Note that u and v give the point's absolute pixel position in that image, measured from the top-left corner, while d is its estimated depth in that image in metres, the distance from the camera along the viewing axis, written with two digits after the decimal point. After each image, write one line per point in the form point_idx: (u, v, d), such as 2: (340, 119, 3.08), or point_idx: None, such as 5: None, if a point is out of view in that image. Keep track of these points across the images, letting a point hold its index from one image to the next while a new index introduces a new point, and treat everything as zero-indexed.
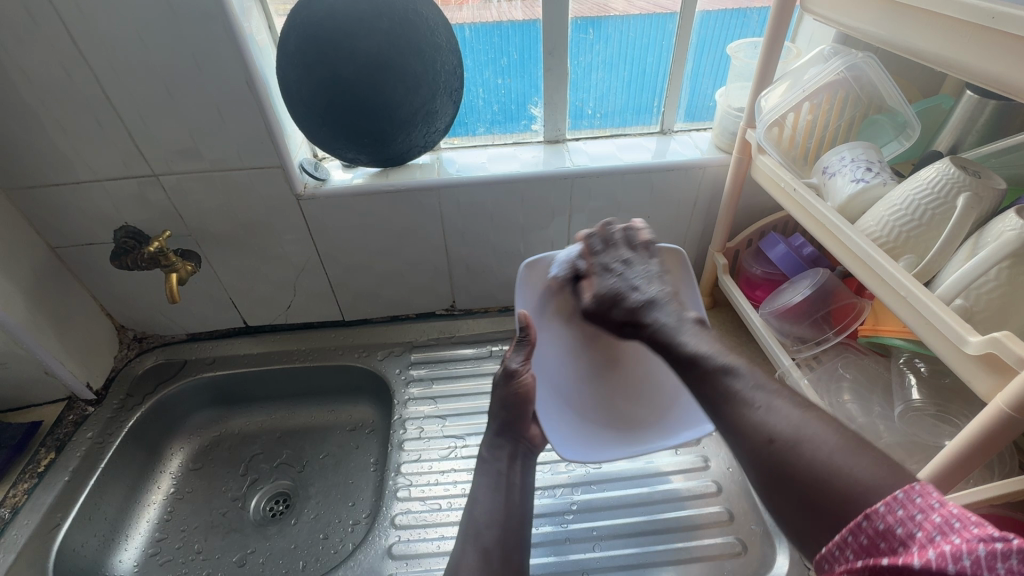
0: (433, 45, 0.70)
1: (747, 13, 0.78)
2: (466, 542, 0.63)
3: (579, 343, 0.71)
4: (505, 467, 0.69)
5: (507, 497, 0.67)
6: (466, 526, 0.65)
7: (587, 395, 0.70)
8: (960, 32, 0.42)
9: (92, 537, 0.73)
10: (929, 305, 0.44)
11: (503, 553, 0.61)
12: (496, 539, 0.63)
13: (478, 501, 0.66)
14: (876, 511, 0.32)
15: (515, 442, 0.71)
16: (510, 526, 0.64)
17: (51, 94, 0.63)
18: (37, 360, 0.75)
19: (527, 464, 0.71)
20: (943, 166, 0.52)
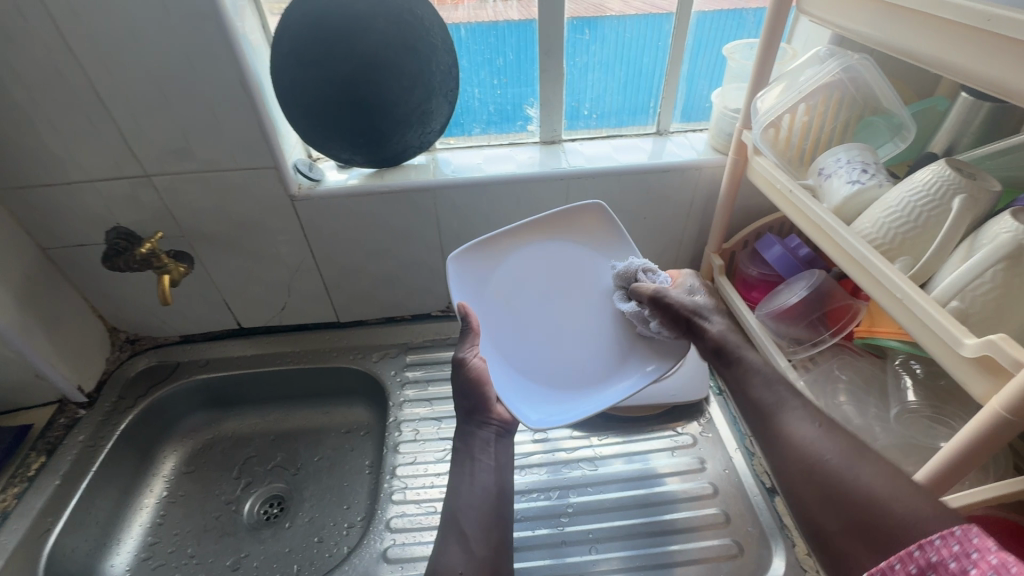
0: (428, 44, 0.69)
1: (743, 14, 0.78)
2: (447, 531, 0.61)
3: (530, 312, 0.72)
4: (478, 452, 0.67)
5: (484, 480, 0.66)
6: (445, 514, 0.63)
7: (553, 361, 0.70)
8: (955, 34, 0.42)
9: (84, 541, 0.72)
10: (923, 306, 0.44)
11: (485, 539, 0.61)
12: (475, 523, 0.62)
13: (456, 489, 0.65)
14: (931, 543, 0.35)
15: (484, 426, 0.69)
16: (487, 509, 0.63)
17: (42, 93, 0.62)
18: (28, 363, 0.74)
19: (502, 445, 0.69)
20: (939, 167, 0.52)
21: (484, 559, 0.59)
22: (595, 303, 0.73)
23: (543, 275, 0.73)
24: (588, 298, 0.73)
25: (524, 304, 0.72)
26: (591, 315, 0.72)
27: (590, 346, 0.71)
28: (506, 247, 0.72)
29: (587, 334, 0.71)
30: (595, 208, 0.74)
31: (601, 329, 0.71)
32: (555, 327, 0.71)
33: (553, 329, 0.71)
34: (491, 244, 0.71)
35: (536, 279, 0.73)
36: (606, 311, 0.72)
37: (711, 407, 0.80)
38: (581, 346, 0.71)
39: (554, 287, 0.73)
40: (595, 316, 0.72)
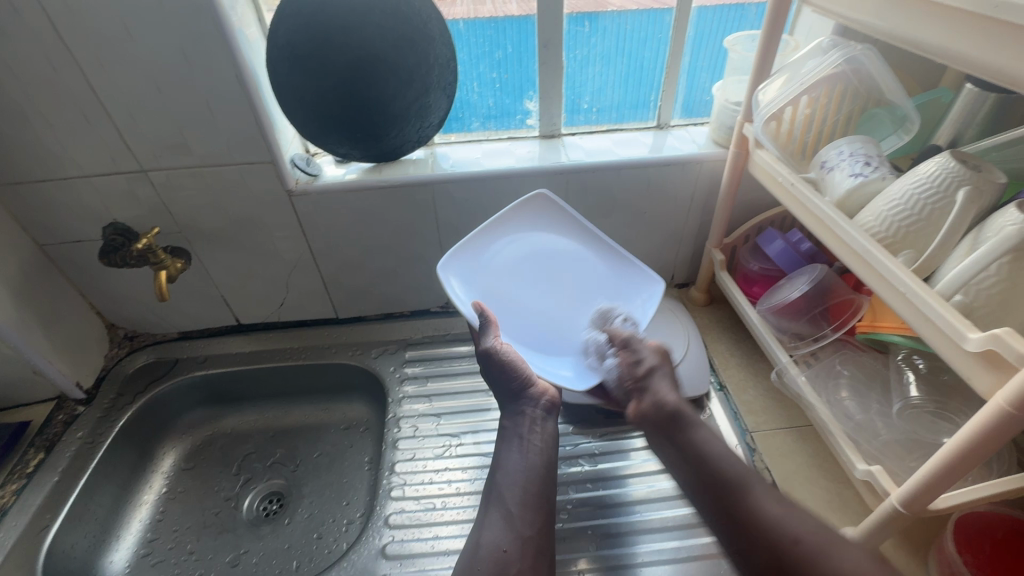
0: (426, 38, 0.69)
1: (745, 6, 0.77)
2: (490, 509, 0.62)
3: (524, 296, 0.72)
4: (524, 431, 0.67)
5: (528, 459, 0.65)
6: (490, 491, 0.64)
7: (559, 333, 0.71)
8: (961, 21, 0.41)
9: (83, 538, 0.72)
10: (927, 299, 0.43)
11: (529, 517, 0.61)
12: (520, 504, 0.62)
13: (502, 468, 0.65)
14: None
15: (531, 406, 0.68)
16: (532, 488, 0.63)
17: (35, 88, 0.62)
18: (25, 360, 0.74)
19: (547, 424, 0.69)
20: (943, 160, 0.51)
21: (530, 537, 0.59)
22: (575, 273, 0.75)
23: (522, 259, 0.74)
24: (567, 268, 0.75)
25: (514, 291, 0.72)
26: (575, 283, 0.74)
27: (587, 308, 0.73)
28: (479, 247, 0.72)
29: (580, 298, 0.74)
30: (549, 199, 0.76)
31: (589, 292, 0.74)
32: (548, 301, 0.73)
33: (545, 308, 0.72)
34: (468, 248, 0.71)
35: (515, 266, 0.73)
36: (590, 275, 0.75)
37: (711, 403, 0.77)
38: (577, 312, 0.73)
39: (535, 269, 0.74)
40: (580, 283, 0.75)
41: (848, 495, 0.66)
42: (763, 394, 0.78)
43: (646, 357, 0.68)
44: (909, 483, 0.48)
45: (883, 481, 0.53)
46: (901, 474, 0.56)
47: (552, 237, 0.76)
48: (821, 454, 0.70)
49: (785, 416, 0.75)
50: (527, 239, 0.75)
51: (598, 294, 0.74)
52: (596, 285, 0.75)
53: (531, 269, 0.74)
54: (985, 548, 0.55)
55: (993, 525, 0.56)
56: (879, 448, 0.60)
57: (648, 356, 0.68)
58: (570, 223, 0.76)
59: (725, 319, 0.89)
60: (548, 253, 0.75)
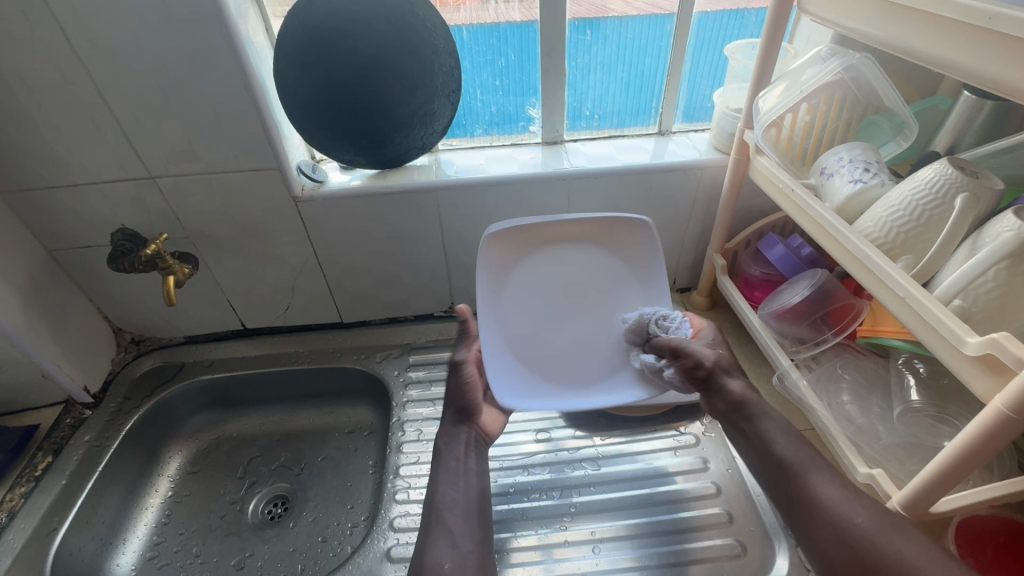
0: (430, 46, 0.70)
1: (745, 14, 0.78)
2: (430, 529, 0.62)
3: (561, 333, 0.74)
4: (460, 456, 0.68)
5: (465, 483, 0.66)
6: (428, 513, 0.63)
7: (602, 333, 0.75)
8: (955, 30, 0.42)
9: (91, 540, 0.72)
10: (925, 304, 0.44)
11: (470, 533, 0.62)
12: (462, 521, 0.62)
13: (438, 490, 0.65)
14: None
15: (468, 432, 0.71)
16: (471, 507, 0.64)
17: (48, 97, 0.63)
18: (35, 364, 0.75)
19: (481, 450, 0.71)
20: (941, 166, 0.52)
21: (471, 553, 0.60)
22: (568, 273, 0.76)
23: (531, 302, 0.75)
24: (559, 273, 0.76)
25: (543, 339, 0.74)
26: (573, 278, 0.76)
27: (613, 290, 0.77)
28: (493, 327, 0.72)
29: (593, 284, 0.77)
30: (501, 228, 0.73)
31: (594, 275, 0.77)
32: (573, 313, 0.76)
33: (574, 330, 0.75)
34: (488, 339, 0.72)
35: (527, 315, 0.74)
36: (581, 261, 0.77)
37: None
38: (606, 304, 0.76)
39: (548, 305, 0.75)
40: (581, 276, 0.77)
41: None
42: (765, 398, 0.78)
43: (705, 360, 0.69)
44: (909, 486, 0.48)
45: (884, 484, 0.53)
46: (902, 477, 0.57)
47: (532, 257, 0.76)
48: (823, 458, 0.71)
49: (787, 421, 0.75)
50: (521, 280, 0.75)
51: (608, 269, 0.77)
52: (592, 267, 0.77)
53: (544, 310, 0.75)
54: (988, 551, 0.55)
55: (995, 529, 0.57)
56: (881, 451, 0.60)
57: (705, 357, 0.70)
58: (535, 231, 0.75)
59: (727, 324, 0.89)
60: (541, 273, 0.76)
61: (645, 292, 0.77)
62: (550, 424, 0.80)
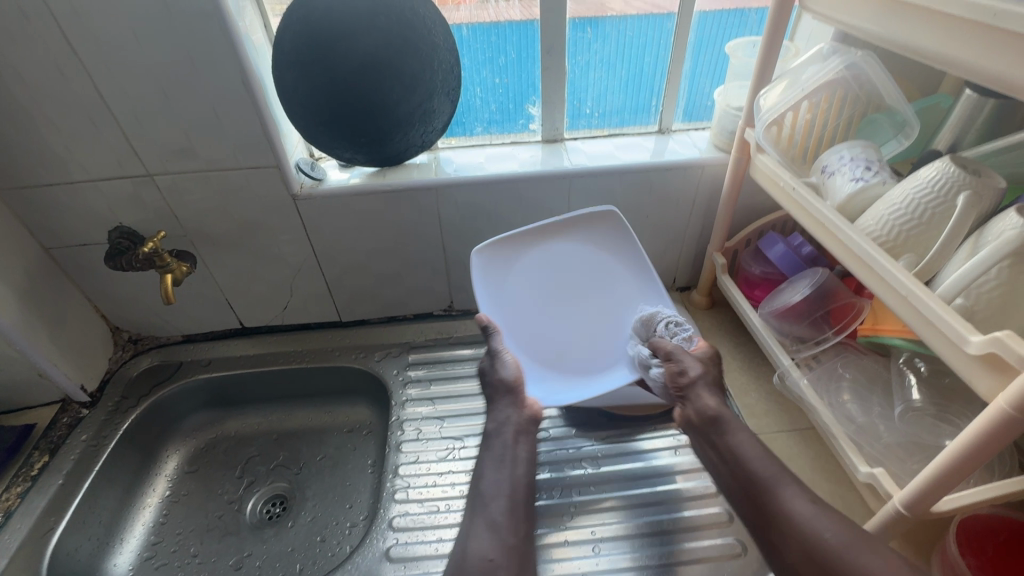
0: (430, 43, 0.69)
1: (745, 13, 0.77)
2: (475, 515, 0.61)
3: (567, 327, 0.76)
4: (509, 441, 0.67)
5: (513, 471, 0.65)
6: (473, 500, 0.63)
7: (607, 314, 0.77)
8: (959, 29, 0.41)
9: (87, 540, 0.72)
10: (927, 303, 0.44)
11: (514, 527, 0.61)
12: (506, 512, 0.61)
13: (483, 475, 0.65)
14: None
15: (518, 416, 0.69)
16: (516, 499, 0.63)
17: (44, 93, 0.62)
18: (31, 363, 0.75)
19: (531, 438, 0.69)
20: (943, 164, 0.52)
21: (513, 546, 0.59)
22: (556, 270, 0.78)
23: (534, 309, 0.76)
24: (548, 271, 0.77)
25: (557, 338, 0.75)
26: (560, 272, 0.78)
27: (608, 275, 0.78)
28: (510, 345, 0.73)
29: (583, 272, 0.78)
30: (486, 246, 0.74)
31: (581, 265, 0.78)
32: (571, 304, 0.77)
33: (576, 321, 0.76)
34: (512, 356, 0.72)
35: (534, 321, 0.75)
36: (565, 254, 0.78)
37: None
38: (600, 290, 0.78)
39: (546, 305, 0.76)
40: (568, 268, 0.78)
41: (850, 497, 0.66)
42: (765, 397, 0.78)
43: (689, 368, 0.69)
44: (910, 486, 0.48)
45: (885, 484, 0.53)
46: (903, 476, 0.57)
47: (517, 266, 0.76)
48: (823, 457, 0.71)
49: (787, 419, 0.75)
50: (517, 292, 0.76)
51: (596, 256, 0.78)
52: (577, 258, 0.78)
53: (545, 311, 0.76)
54: (987, 551, 0.55)
55: (995, 528, 0.56)
56: (881, 451, 0.60)
57: (691, 365, 0.69)
58: (511, 243, 0.76)
59: (727, 323, 0.89)
60: (533, 275, 0.77)
61: (637, 264, 0.78)
62: (549, 423, 0.80)
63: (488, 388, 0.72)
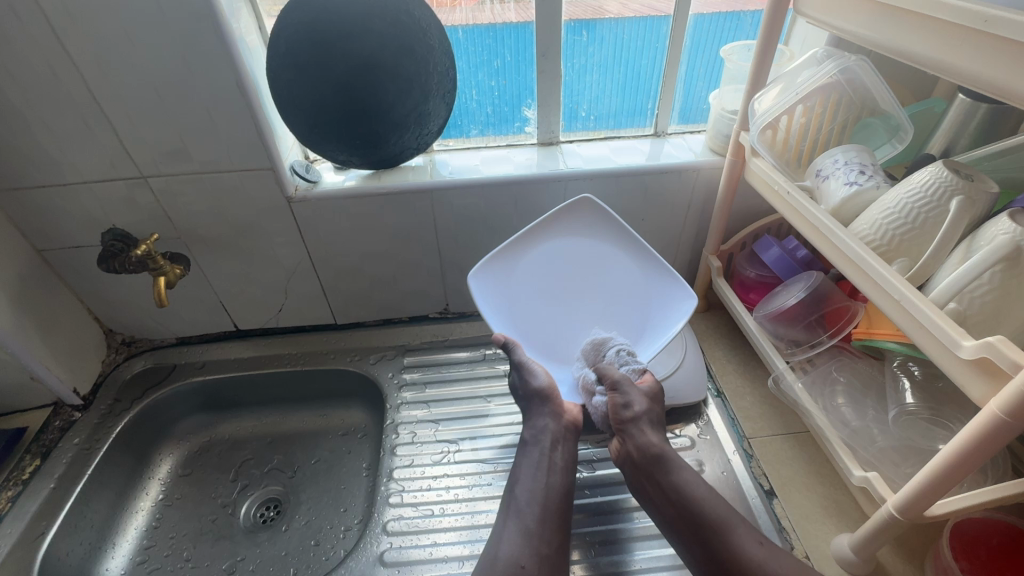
0: (426, 46, 0.69)
1: (741, 16, 0.78)
2: (509, 521, 0.62)
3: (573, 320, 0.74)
4: (547, 447, 0.67)
5: (548, 478, 0.65)
6: (507, 507, 0.63)
7: (617, 296, 0.74)
8: (952, 37, 0.41)
9: (79, 545, 0.71)
10: (921, 307, 0.44)
11: (548, 536, 0.61)
12: (540, 521, 0.61)
13: (518, 482, 0.65)
14: None
15: (558, 424, 0.68)
16: (551, 507, 0.63)
17: (36, 94, 0.62)
18: (22, 366, 0.74)
19: (571, 445, 0.68)
20: (936, 169, 0.52)
21: (547, 555, 0.59)
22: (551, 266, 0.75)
23: (545, 314, 0.73)
24: (546, 272, 0.75)
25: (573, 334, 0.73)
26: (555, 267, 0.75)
27: (606, 261, 0.76)
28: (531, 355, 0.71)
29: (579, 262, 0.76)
30: (480, 267, 0.71)
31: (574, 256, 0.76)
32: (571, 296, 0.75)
33: (583, 312, 0.74)
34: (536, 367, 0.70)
35: (546, 325, 0.73)
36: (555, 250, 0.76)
37: (709, 408, 0.78)
38: (597, 276, 0.75)
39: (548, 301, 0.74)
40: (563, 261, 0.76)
41: (844, 500, 0.66)
42: (760, 400, 0.78)
43: (631, 401, 0.67)
44: (904, 490, 0.48)
45: (879, 488, 0.53)
46: (897, 480, 0.57)
47: (515, 280, 0.73)
48: (817, 460, 0.71)
49: (782, 423, 0.75)
50: (522, 304, 0.73)
51: (588, 244, 0.76)
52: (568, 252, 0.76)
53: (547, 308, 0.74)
54: (981, 553, 0.55)
55: (989, 532, 0.56)
56: (875, 454, 0.60)
57: (634, 398, 0.67)
58: (503, 258, 0.73)
59: (722, 326, 0.89)
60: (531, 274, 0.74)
61: (626, 241, 0.76)
62: None
63: (524, 399, 0.70)
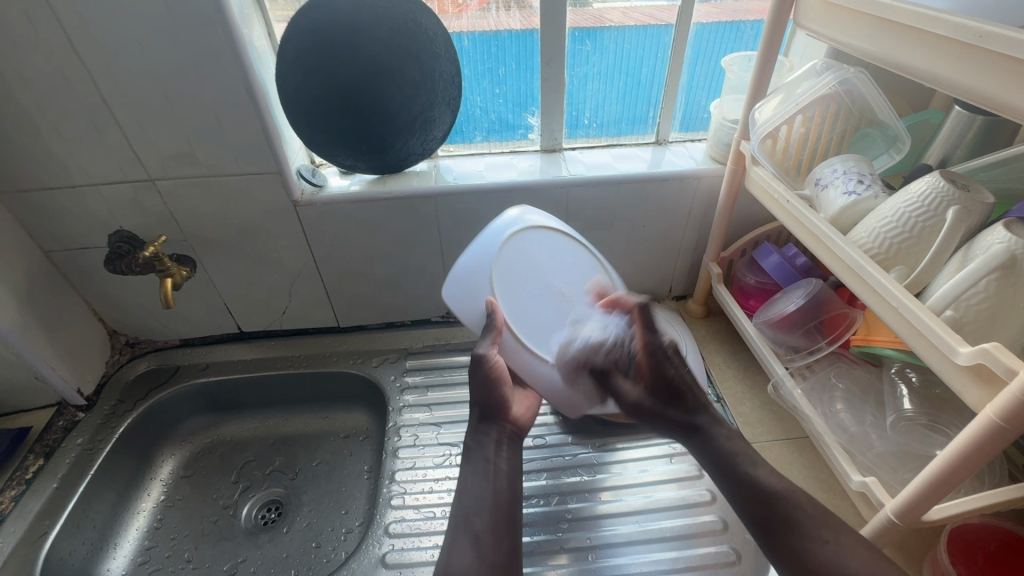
0: (432, 53, 0.70)
1: (741, 26, 0.79)
2: (458, 529, 0.60)
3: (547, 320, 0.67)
4: (491, 453, 0.67)
5: (495, 483, 0.64)
6: (455, 515, 0.62)
7: (542, 281, 0.69)
8: (959, 52, 0.41)
9: (81, 545, 0.72)
10: (918, 314, 0.45)
11: (499, 544, 0.59)
12: (488, 527, 0.60)
13: (465, 489, 0.64)
14: None
15: (499, 428, 0.69)
16: (500, 513, 0.62)
17: (47, 97, 0.63)
18: (28, 366, 0.75)
19: (513, 449, 0.69)
20: (933, 179, 0.53)
21: (499, 563, 0.57)
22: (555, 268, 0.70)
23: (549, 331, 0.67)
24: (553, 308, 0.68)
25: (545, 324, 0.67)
26: (546, 268, 0.70)
27: (535, 257, 0.69)
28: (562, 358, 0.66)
29: (509, 263, 0.67)
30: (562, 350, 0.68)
31: (513, 250, 0.68)
32: (521, 305, 0.66)
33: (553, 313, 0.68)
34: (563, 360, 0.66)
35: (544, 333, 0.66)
36: (537, 242, 0.70)
37: None
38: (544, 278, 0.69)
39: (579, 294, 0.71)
40: (542, 258, 0.70)
41: (844, 507, 0.67)
42: (760, 406, 0.79)
43: (633, 399, 0.66)
44: (901, 495, 0.49)
45: (877, 493, 0.54)
46: (896, 485, 0.57)
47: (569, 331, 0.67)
48: (816, 466, 0.71)
49: (781, 428, 0.76)
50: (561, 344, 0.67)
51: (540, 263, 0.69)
52: (517, 245, 0.68)
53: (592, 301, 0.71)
54: (979, 559, 0.55)
55: (987, 538, 0.57)
56: (873, 460, 0.60)
57: (632, 394, 0.66)
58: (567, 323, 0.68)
59: (721, 331, 0.90)
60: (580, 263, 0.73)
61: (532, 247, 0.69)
62: (545, 430, 0.80)
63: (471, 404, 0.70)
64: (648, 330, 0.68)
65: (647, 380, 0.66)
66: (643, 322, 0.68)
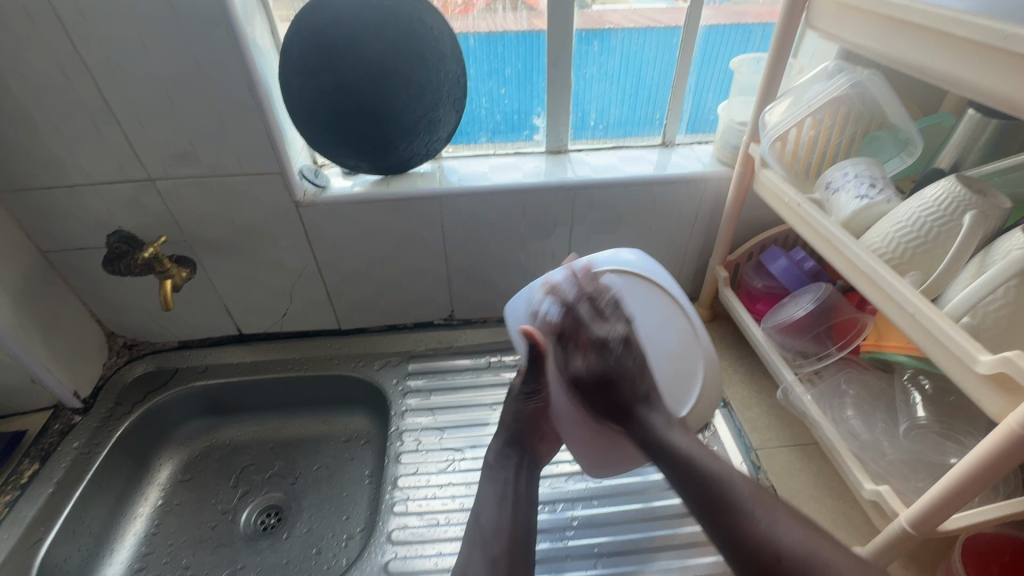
0: (437, 54, 0.69)
1: (750, 29, 0.78)
2: (475, 548, 0.61)
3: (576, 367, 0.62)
4: (511, 476, 0.66)
5: (513, 505, 0.64)
6: (470, 533, 0.63)
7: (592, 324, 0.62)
8: (993, 59, 0.39)
9: (76, 551, 0.70)
10: (937, 322, 0.43)
11: (515, 564, 0.59)
12: (503, 547, 0.60)
13: (482, 507, 0.64)
14: None
15: (521, 453, 0.69)
16: (517, 534, 0.62)
17: (45, 94, 0.62)
18: (24, 368, 0.73)
19: (532, 474, 0.69)
20: (948, 183, 0.52)
21: None
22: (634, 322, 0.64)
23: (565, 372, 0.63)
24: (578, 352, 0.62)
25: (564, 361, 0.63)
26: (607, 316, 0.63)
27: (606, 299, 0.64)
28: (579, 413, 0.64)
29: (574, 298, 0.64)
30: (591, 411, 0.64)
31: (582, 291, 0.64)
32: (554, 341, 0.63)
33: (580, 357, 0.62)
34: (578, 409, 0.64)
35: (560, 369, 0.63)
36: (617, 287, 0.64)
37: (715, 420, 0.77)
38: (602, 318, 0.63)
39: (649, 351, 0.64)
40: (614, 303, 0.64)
41: (853, 515, 0.66)
42: (767, 411, 0.78)
43: (576, 375, 0.61)
44: (915, 506, 0.48)
45: (892, 502, 0.52)
46: (909, 494, 0.56)
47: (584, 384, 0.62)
48: (824, 473, 0.70)
49: (789, 434, 0.75)
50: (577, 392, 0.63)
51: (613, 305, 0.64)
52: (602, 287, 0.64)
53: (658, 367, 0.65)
54: (993, 567, 0.55)
55: (1000, 547, 0.56)
56: (885, 468, 0.59)
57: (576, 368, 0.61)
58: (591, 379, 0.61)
59: (727, 336, 0.89)
60: (665, 323, 0.65)
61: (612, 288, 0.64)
62: None
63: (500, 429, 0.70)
64: (596, 319, 0.61)
65: (589, 365, 0.59)
66: (591, 312, 0.61)
